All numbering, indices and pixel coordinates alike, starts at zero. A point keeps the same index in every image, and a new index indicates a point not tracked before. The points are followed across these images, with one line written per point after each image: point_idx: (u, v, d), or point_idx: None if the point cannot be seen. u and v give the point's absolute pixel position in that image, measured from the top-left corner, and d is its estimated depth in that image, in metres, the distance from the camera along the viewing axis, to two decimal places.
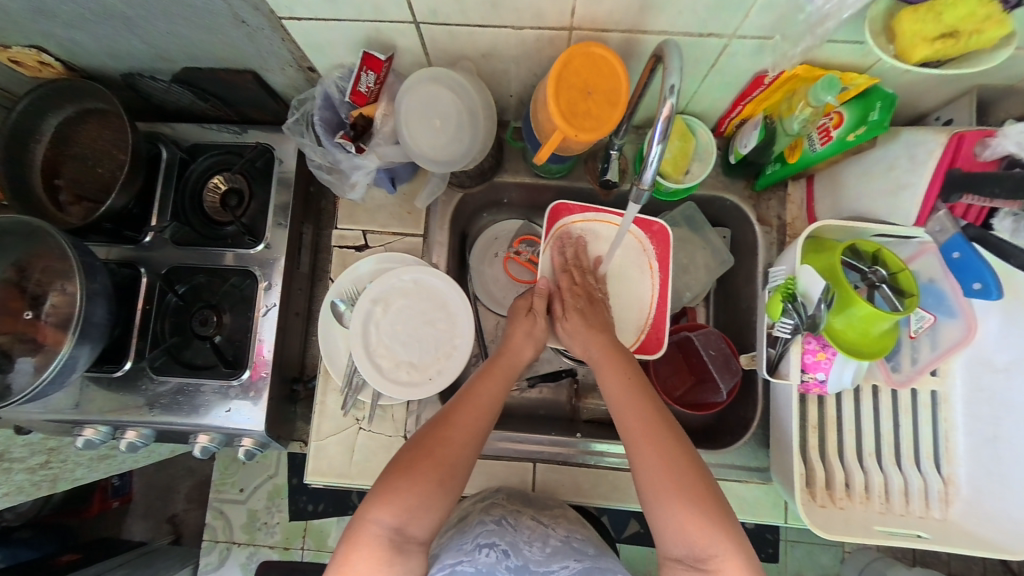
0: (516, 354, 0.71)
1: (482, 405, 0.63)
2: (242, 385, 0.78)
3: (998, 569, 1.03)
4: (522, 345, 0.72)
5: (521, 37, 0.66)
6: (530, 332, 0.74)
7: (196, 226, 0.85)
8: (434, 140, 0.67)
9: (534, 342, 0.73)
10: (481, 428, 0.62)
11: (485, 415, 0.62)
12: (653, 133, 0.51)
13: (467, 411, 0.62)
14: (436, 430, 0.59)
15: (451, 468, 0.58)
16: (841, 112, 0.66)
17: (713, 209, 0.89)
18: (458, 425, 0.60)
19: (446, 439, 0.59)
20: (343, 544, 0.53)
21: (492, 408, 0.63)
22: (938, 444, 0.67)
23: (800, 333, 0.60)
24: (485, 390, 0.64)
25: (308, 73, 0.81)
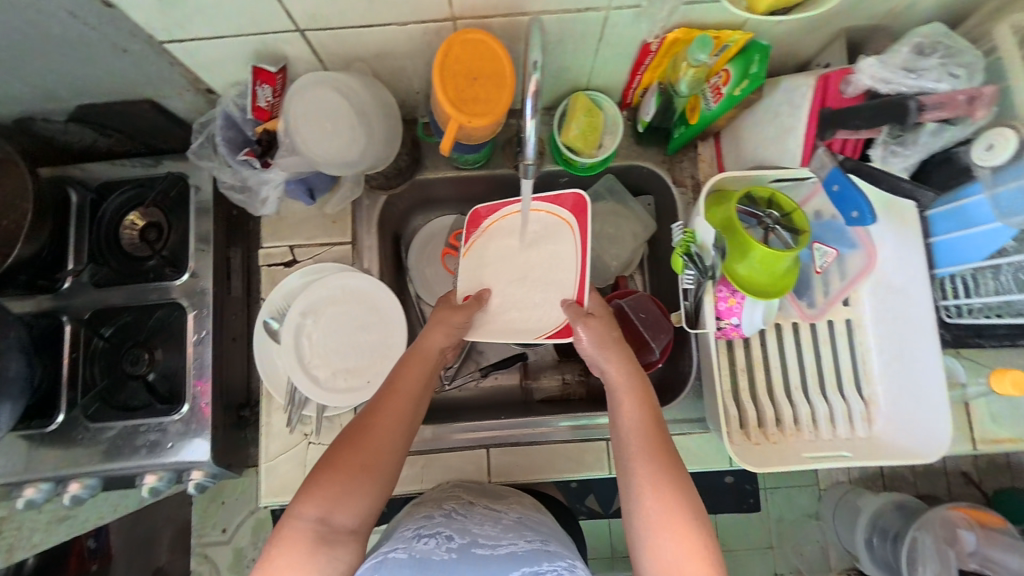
0: (433, 343, 0.69)
1: (404, 393, 0.63)
2: (184, 418, 0.77)
3: (961, 482, 1.09)
4: (437, 333, 0.70)
5: (407, 32, 0.66)
6: (449, 318, 0.71)
7: (116, 265, 0.83)
8: (330, 142, 0.67)
9: (447, 327, 0.70)
10: (409, 415, 0.62)
11: (410, 403, 0.63)
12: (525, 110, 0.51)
13: (392, 399, 0.62)
14: (362, 421, 0.60)
15: (375, 458, 0.58)
16: (727, 69, 0.70)
17: (634, 178, 0.92)
18: (383, 414, 0.61)
19: (370, 430, 0.59)
20: (267, 542, 0.54)
21: (417, 398, 0.64)
22: (858, 368, 0.70)
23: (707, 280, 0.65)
24: (409, 379, 0.64)
25: (208, 94, 0.80)
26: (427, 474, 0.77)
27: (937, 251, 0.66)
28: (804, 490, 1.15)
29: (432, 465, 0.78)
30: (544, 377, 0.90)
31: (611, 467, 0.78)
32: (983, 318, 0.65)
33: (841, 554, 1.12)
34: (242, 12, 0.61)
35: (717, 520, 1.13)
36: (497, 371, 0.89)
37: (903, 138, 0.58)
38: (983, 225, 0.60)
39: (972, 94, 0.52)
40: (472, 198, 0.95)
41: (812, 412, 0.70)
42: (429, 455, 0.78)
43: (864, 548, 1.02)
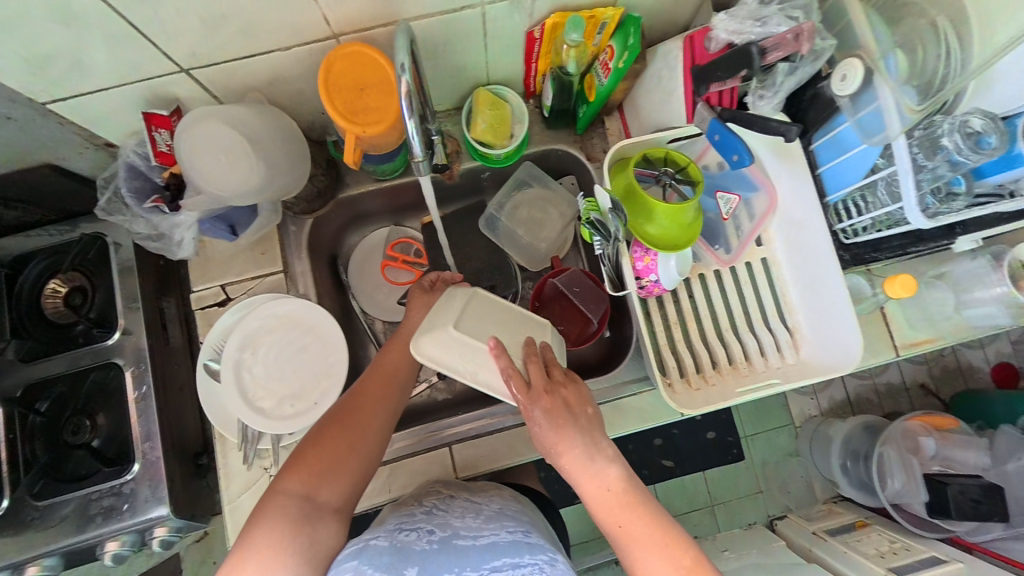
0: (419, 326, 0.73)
1: (390, 373, 0.67)
2: (138, 476, 0.76)
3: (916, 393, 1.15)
4: (418, 313, 0.72)
5: (294, 56, 0.67)
6: (427, 302, 0.72)
7: (42, 337, 0.81)
8: (227, 173, 0.67)
9: (431, 312, 0.73)
10: (392, 394, 0.65)
11: (395, 384, 0.66)
12: (403, 112, 0.54)
13: (376, 378, 0.66)
14: (349, 401, 0.63)
15: (359, 436, 0.61)
16: (611, 44, 0.72)
17: (553, 162, 0.94)
18: (367, 394, 0.64)
19: (358, 408, 0.62)
20: (251, 517, 0.54)
21: (402, 379, 0.67)
22: (779, 302, 0.76)
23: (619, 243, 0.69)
24: (393, 360, 0.68)
25: (108, 149, 0.78)
26: (393, 482, 0.78)
27: (826, 180, 0.72)
28: (780, 430, 1.18)
29: (398, 472, 0.78)
30: None
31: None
32: (874, 234, 0.70)
33: (824, 484, 1.17)
34: (118, 60, 0.60)
35: (705, 475, 1.17)
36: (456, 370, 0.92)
37: (765, 82, 0.63)
38: (855, 148, 0.65)
39: (798, 30, 0.57)
40: (401, 207, 0.96)
41: (743, 348, 0.75)
42: (392, 463, 0.78)
43: (840, 472, 1.08)
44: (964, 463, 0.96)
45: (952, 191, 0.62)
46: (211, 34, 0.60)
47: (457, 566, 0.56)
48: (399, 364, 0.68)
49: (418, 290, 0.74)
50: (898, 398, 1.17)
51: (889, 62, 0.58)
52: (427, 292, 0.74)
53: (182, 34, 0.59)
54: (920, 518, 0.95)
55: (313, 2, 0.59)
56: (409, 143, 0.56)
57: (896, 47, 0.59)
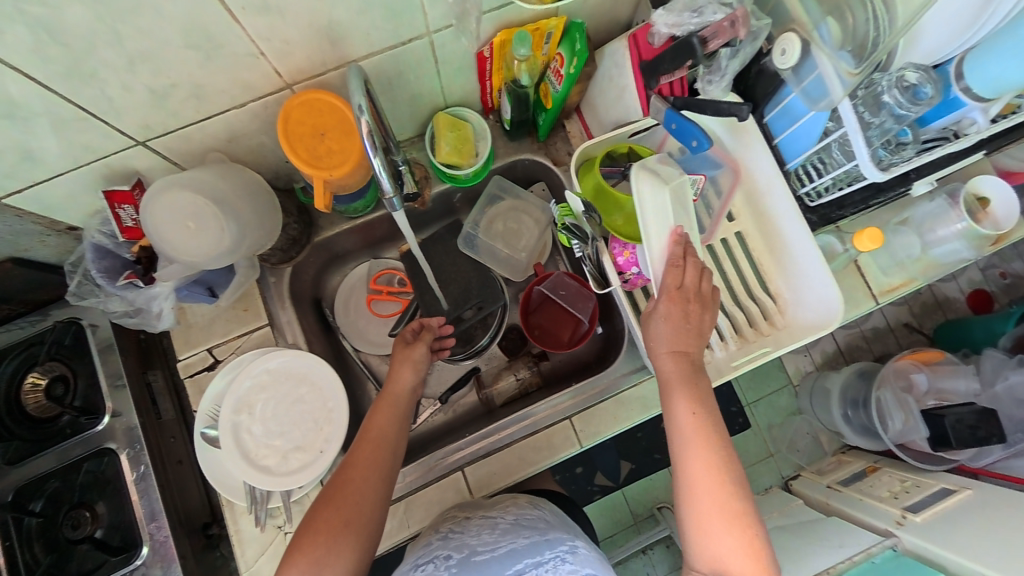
0: (401, 384, 0.75)
1: (377, 439, 0.68)
2: (145, 563, 0.73)
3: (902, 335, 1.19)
4: (406, 371, 0.76)
5: (249, 111, 0.66)
6: (409, 358, 0.77)
7: (27, 436, 0.78)
8: (199, 239, 0.66)
9: (411, 364, 0.76)
10: (381, 460, 0.66)
11: (385, 448, 0.68)
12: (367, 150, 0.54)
13: (364, 448, 0.67)
14: (338, 478, 0.64)
15: (355, 511, 0.62)
16: (560, 52, 0.74)
17: (521, 172, 0.96)
18: (356, 465, 0.65)
19: (346, 483, 0.63)
20: None
21: (391, 443, 0.69)
22: (758, 273, 0.78)
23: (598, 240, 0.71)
24: (376, 426, 0.69)
25: (72, 232, 0.76)
26: (411, 517, 0.77)
27: (784, 148, 0.75)
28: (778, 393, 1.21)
29: (415, 505, 0.77)
30: (499, 381, 0.92)
31: (579, 439, 0.80)
32: (837, 192, 0.72)
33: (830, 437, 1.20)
34: (69, 144, 0.59)
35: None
36: (456, 392, 0.92)
37: (711, 66, 0.66)
38: (805, 115, 0.68)
39: (733, 17, 0.60)
40: (375, 241, 0.96)
41: (731, 322, 0.77)
42: (408, 498, 0.77)
43: (844, 423, 1.09)
44: (956, 391, 1.00)
45: (901, 142, 0.65)
46: (161, 104, 0.59)
47: None
48: (385, 426, 0.69)
49: (401, 344, 0.79)
50: (884, 343, 1.21)
51: (823, 31, 0.62)
52: (407, 347, 0.79)
53: (131, 108, 0.58)
54: (924, 452, 0.96)
55: (262, 57, 0.59)
56: (376, 179, 0.57)
57: (826, 14, 0.62)
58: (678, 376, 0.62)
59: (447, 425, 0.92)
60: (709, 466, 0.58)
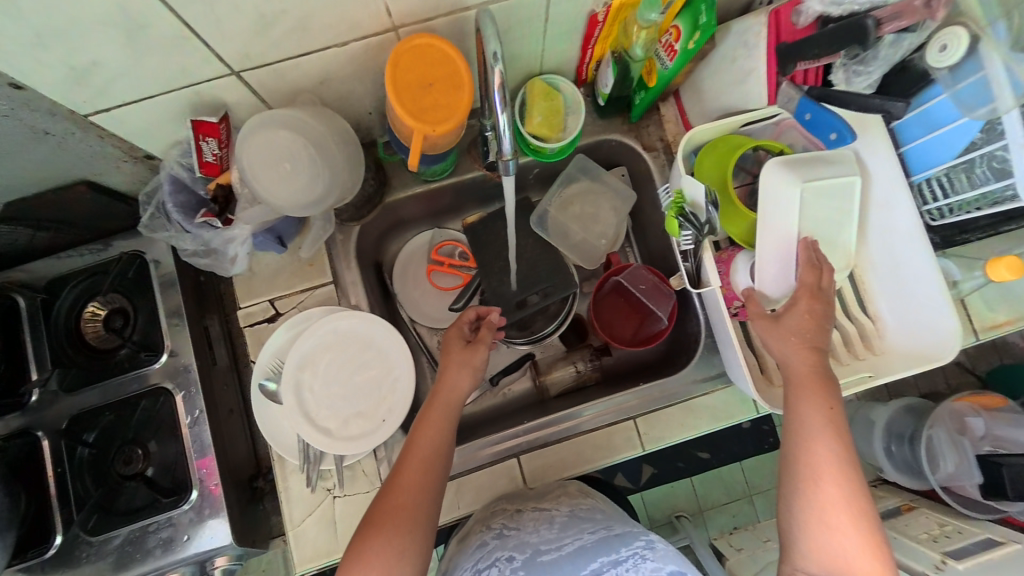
0: (452, 388, 0.68)
1: (425, 458, 0.63)
2: (195, 506, 0.72)
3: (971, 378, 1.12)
4: (459, 374, 0.70)
5: (348, 52, 0.62)
6: (464, 361, 0.70)
7: (84, 364, 0.77)
8: (290, 183, 0.63)
9: (469, 368, 0.70)
10: (433, 478, 0.62)
11: (436, 463, 0.63)
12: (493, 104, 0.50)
13: (412, 465, 0.62)
14: (386, 498, 0.60)
15: (408, 535, 0.58)
16: (677, 25, 0.68)
17: (603, 154, 0.91)
18: (406, 485, 0.61)
19: (396, 503, 0.59)
20: None
21: (441, 457, 0.64)
22: (858, 291, 0.73)
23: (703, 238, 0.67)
24: (424, 439, 0.64)
25: (148, 161, 0.74)
26: (461, 499, 0.75)
27: (910, 158, 0.68)
28: None
29: (464, 487, 0.75)
30: (555, 370, 0.88)
31: (642, 443, 0.76)
32: (964, 215, 0.66)
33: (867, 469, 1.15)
34: (165, 65, 0.56)
35: (743, 464, 1.12)
36: (507, 375, 0.89)
37: (863, 57, 0.59)
38: (951, 123, 0.61)
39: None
40: (441, 210, 0.93)
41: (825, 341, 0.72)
42: (460, 479, 0.75)
43: (885, 456, 1.03)
44: (1016, 442, 0.87)
45: None
46: (264, 33, 0.55)
47: None
48: (435, 438, 0.64)
49: (455, 343, 0.72)
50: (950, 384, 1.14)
51: (997, 29, 0.53)
52: (467, 347, 0.72)
53: (234, 33, 0.54)
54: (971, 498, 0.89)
55: None
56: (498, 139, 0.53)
57: None
58: (812, 374, 0.58)
59: (495, 410, 0.88)
60: (834, 464, 0.55)
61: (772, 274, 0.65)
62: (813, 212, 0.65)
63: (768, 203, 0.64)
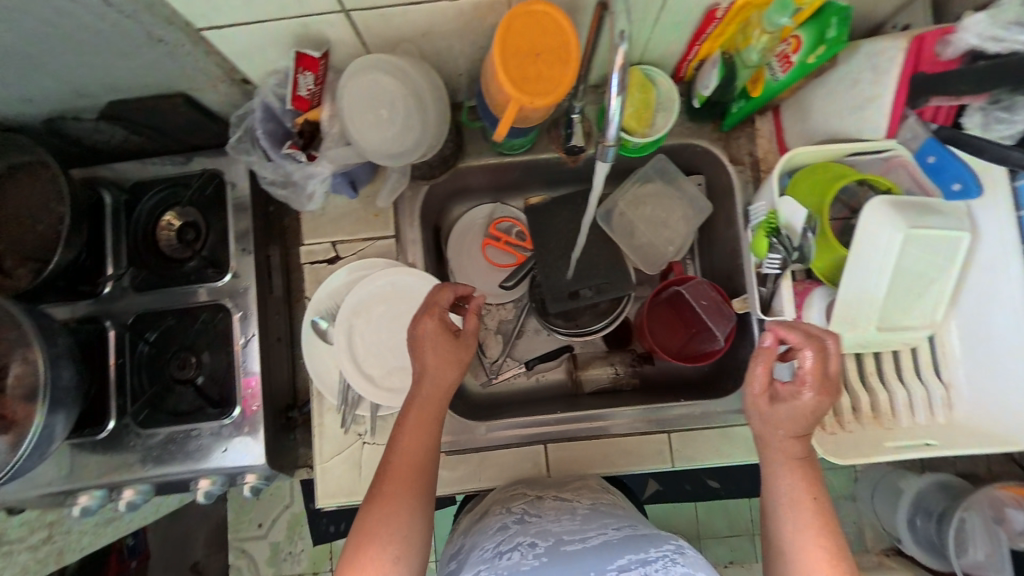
0: (435, 388, 0.64)
1: (415, 461, 0.61)
2: (235, 422, 0.77)
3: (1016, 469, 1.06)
4: (436, 372, 0.63)
5: (457, 8, 0.61)
6: (455, 359, 0.64)
7: (155, 267, 0.81)
8: (382, 132, 0.64)
9: (454, 363, 0.64)
10: (422, 481, 0.61)
11: (425, 466, 0.61)
12: (608, 86, 0.48)
13: (400, 473, 0.60)
14: (374, 512, 0.58)
15: (402, 542, 0.57)
16: (798, 34, 0.63)
17: (685, 158, 0.87)
18: (395, 494, 0.59)
19: (386, 514, 0.57)
20: None
21: (425, 461, 0.62)
22: (937, 355, 0.70)
23: (788, 265, 0.67)
24: (412, 442, 0.62)
25: (244, 85, 0.76)
26: (482, 472, 0.79)
27: None
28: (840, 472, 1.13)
29: (487, 462, 0.79)
30: (593, 366, 0.89)
31: (672, 459, 0.78)
32: None
33: None
34: None
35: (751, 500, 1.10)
36: (543, 363, 0.89)
37: (1011, 104, 0.53)
38: None
39: None
40: (506, 185, 0.92)
41: (889, 399, 0.71)
42: (483, 454, 0.79)
43: (908, 530, 0.98)
44: None
45: None
46: None
47: (576, 567, 0.54)
48: (416, 442, 0.62)
49: (444, 335, 0.65)
50: None
51: None
52: (455, 339, 0.65)
53: None
54: None
55: None
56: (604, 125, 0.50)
57: None
58: (798, 459, 0.59)
59: (525, 393, 0.90)
60: (824, 551, 0.54)
61: (857, 313, 0.64)
62: (907, 262, 0.62)
63: (866, 239, 0.61)
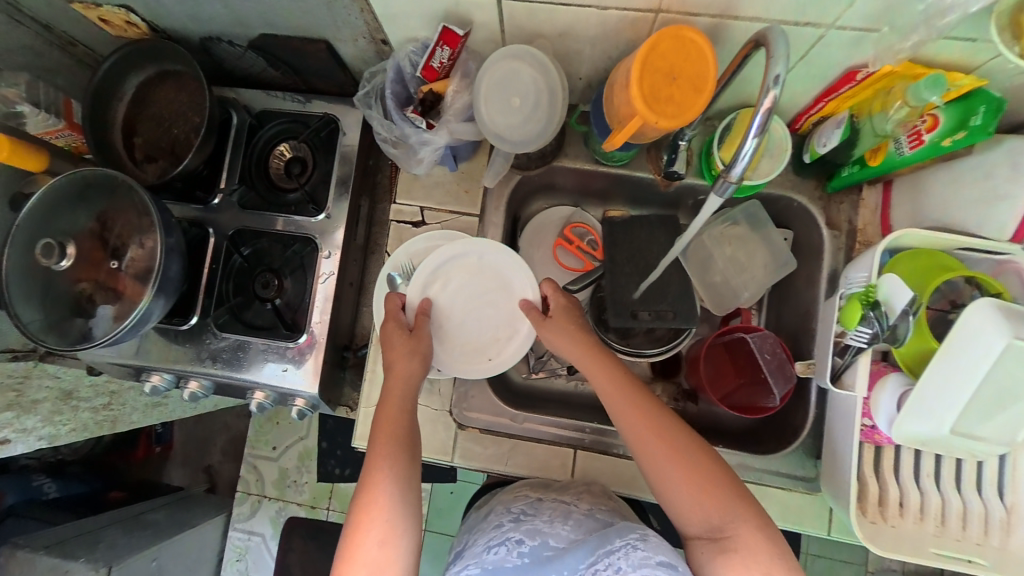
0: (403, 371, 0.73)
1: (392, 433, 0.68)
2: (297, 348, 0.84)
3: None
4: (408, 357, 0.74)
5: (603, 17, 0.62)
6: (410, 349, 0.74)
7: (261, 190, 0.89)
8: (508, 117, 0.67)
9: (417, 354, 0.74)
10: (400, 450, 0.67)
11: (400, 436, 0.68)
12: (748, 126, 0.48)
13: (382, 445, 0.67)
14: (364, 488, 0.64)
15: (391, 507, 0.62)
16: (937, 114, 0.62)
17: (778, 210, 0.86)
18: (377, 468, 0.65)
19: (373, 483, 0.64)
20: None
21: (405, 443, 0.68)
22: (1005, 475, 0.68)
23: (879, 340, 0.65)
24: (387, 418, 0.70)
25: (380, 45, 0.80)
26: (512, 457, 0.83)
27: None
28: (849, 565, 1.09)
29: (518, 449, 0.83)
30: None
31: None
32: None
33: None
34: None
35: None
36: None
37: None
38: None
39: None
40: (590, 192, 0.94)
41: (942, 505, 0.71)
42: (517, 441, 0.83)
43: None
44: None
45: None
46: None
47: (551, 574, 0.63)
48: (394, 422, 0.69)
49: (395, 336, 0.75)
50: None
51: None
52: (410, 335, 0.75)
53: None
54: None
55: None
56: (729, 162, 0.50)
57: None
58: (601, 370, 0.71)
59: (564, 394, 0.94)
60: (668, 446, 0.64)
61: (930, 408, 0.62)
62: (1006, 378, 0.59)
63: (961, 338, 0.59)
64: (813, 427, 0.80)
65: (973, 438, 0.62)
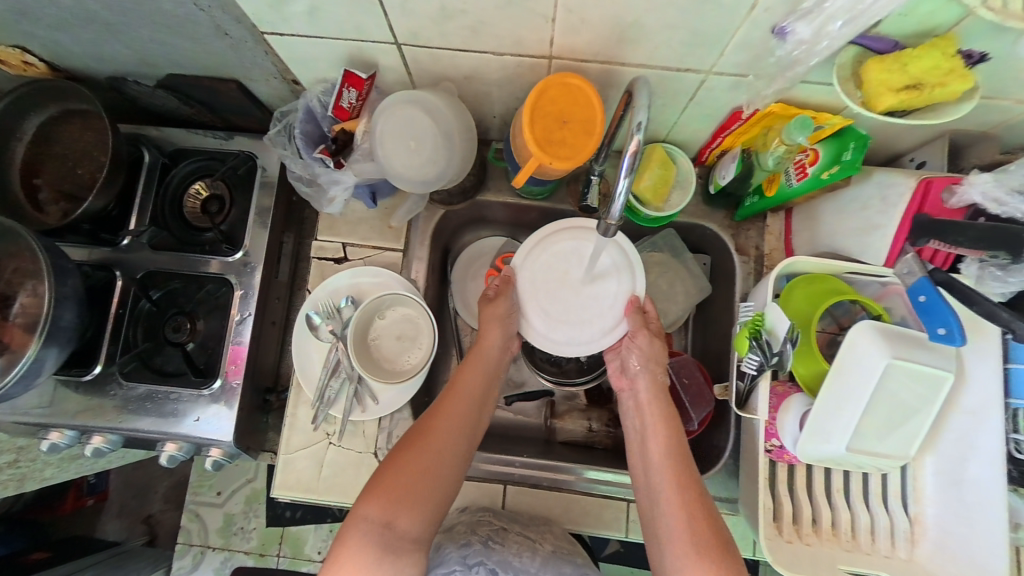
0: (494, 348, 0.79)
1: (439, 427, 0.69)
2: (213, 393, 0.81)
3: None
4: (494, 332, 0.79)
5: (501, 62, 0.65)
6: (498, 316, 0.79)
7: (174, 230, 0.86)
8: (408, 159, 0.69)
9: (504, 324, 0.79)
10: (443, 452, 0.68)
11: (455, 433, 0.70)
12: (620, 167, 0.53)
13: (423, 432, 0.68)
14: (392, 458, 0.66)
15: (410, 504, 0.63)
16: (817, 149, 0.65)
17: (694, 236, 0.91)
18: (414, 456, 0.66)
19: (399, 467, 0.65)
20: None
21: (450, 448, 0.68)
22: (907, 485, 0.70)
23: (766, 368, 0.66)
24: (447, 413, 0.71)
25: (293, 85, 0.80)
26: None
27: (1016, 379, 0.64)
28: None
29: None
30: (569, 418, 0.94)
31: (627, 528, 0.82)
32: None
33: None
34: (345, 20, 0.60)
35: None
36: (523, 402, 0.94)
37: (1007, 265, 0.57)
38: None
39: None
40: (523, 224, 0.95)
41: (851, 519, 0.71)
42: None
43: None
44: None
45: None
46: (441, 23, 0.58)
47: None
48: (445, 421, 0.70)
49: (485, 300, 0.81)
50: None
51: None
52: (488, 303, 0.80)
53: (416, 13, 0.57)
54: None
55: (550, 24, 0.56)
56: (611, 200, 0.57)
57: None
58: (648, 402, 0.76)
59: (500, 428, 0.93)
60: (683, 498, 0.66)
61: (830, 426, 0.64)
62: (899, 390, 0.62)
63: (849, 360, 0.63)
64: (734, 447, 0.81)
65: (871, 454, 0.64)
